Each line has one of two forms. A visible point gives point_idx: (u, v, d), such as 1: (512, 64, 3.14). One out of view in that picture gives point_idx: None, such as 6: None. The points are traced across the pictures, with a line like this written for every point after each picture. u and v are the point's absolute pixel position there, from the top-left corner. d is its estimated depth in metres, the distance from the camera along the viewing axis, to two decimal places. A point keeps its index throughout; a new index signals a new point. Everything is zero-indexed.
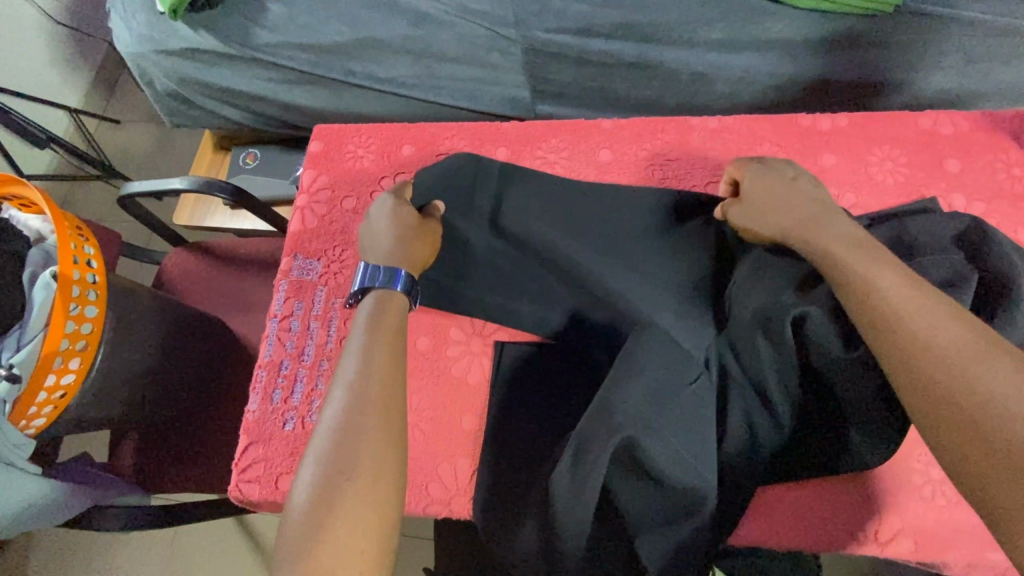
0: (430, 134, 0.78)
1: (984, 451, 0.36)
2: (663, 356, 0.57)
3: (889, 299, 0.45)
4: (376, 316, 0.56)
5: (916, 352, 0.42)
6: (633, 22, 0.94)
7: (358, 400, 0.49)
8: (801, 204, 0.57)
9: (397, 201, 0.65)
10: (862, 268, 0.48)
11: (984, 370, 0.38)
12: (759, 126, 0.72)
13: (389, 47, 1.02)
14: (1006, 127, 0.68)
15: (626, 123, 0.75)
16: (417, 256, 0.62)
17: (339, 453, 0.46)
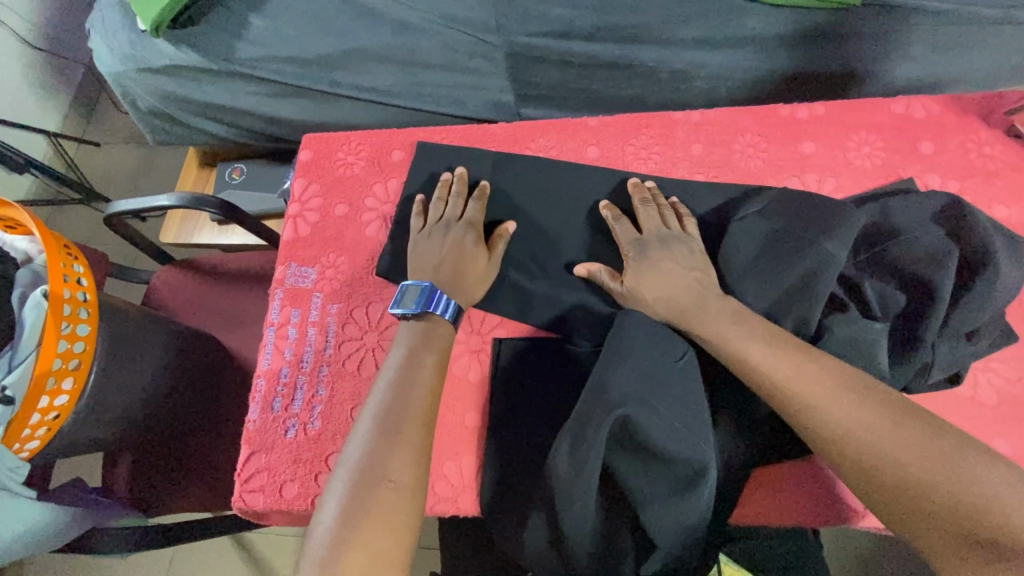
0: (419, 138, 0.79)
1: (877, 503, 0.45)
2: (660, 336, 0.56)
3: (772, 374, 0.52)
4: (422, 353, 0.60)
5: (807, 421, 0.50)
6: (612, 24, 0.97)
7: (391, 425, 0.54)
8: (678, 283, 0.60)
9: (477, 244, 0.67)
10: (743, 348, 0.54)
11: (864, 430, 0.47)
12: (740, 117, 0.74)
13: (373, 57, 1.03)
14: (974, 108, 0.70)
15: (611, 120, 0.76)
16: (474, 297, 0.65)
17: (374, 473, 0.50)
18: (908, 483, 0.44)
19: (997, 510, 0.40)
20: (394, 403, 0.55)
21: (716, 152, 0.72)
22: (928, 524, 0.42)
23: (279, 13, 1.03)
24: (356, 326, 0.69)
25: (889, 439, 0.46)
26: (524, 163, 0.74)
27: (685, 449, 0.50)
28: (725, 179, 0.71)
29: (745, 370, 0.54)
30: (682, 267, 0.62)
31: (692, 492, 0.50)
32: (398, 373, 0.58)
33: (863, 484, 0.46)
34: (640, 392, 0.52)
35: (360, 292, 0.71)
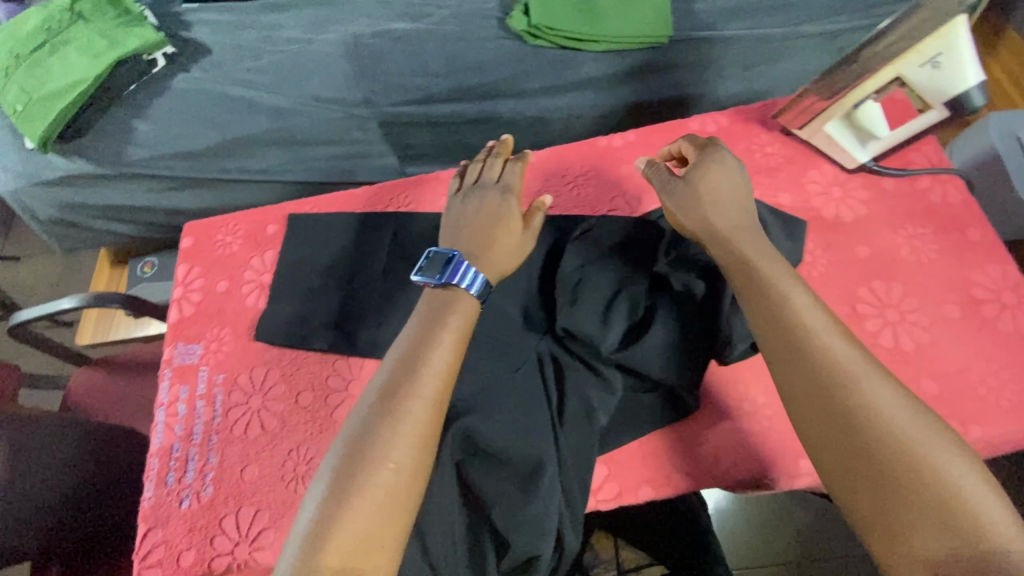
0: (289, 210, 0.85)
1: (864, 476, 0.48)
2: (495, 354, 0.66)
3: (808, 329, 0.55)
4: (448, 328, 0.59)
5: (828, 382, 0.52)
6: (465, 85, 1.08)
7: (402, 404, 0.53)
8: (728, 201, 0.65)
9: (512, 216, 0.69)
10: (781, 298, 0.57)
11: (883, 409, 0.50)
12: (568, 153, 0.84)
13: (256, 142, 1.11)
14: (756, 116, 0.81)
15: (459, 171, 0.85)
16: (502, 267, 0.66)
17: (378, 450, 0.51)
18: (909, 469, 0.47)
19: (979, 511, 0.45)
20: (410, 382, 0.55)
21: (551, 185, 0.82)
22: (914, 510, 0.46)
23: (161, 115, 1.11)
24: (240, 392, 0.73)
25: (908, 426, 0.49)
26: (383, 219, 0.81)
27: (524, 447, 0.58)
28: (560, 206, 0.80)
29: (780, 319, 0.56)
30: (734, 185, 0.66)
31: (535, 481, 0.57)
32: (416, 348, 0.58)
33: (866, 451, 0.49)
34: (477, 400, 0.61)
35: (242, 359, 0.75)
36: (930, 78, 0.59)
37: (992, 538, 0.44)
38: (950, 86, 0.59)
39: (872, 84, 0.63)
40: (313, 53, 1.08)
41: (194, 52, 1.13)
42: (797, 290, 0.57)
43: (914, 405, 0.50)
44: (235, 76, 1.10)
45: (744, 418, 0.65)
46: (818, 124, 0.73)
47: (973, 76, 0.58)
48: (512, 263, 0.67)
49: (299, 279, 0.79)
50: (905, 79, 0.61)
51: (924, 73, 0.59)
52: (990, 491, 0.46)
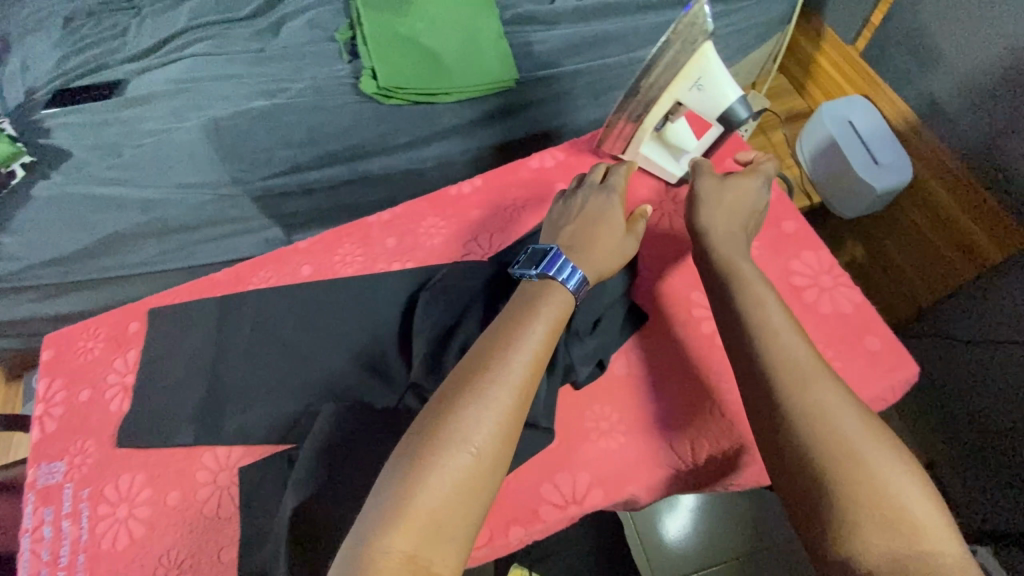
0: (151, 305, 0.85)
1: (816, 473, 0.50)
2: (338, 424, 0.66)
3: (769, 334, 0.58)
4: (547, 316, 0.61)
5: (787, 375, 0.55)
6: (331, 151, 1.11)
7: (490, 391, 0.54)
8: (740, 212, 0.71)
9: (615, 215, 0.72)
10: (746, 305, 0.60)
11: (838, 412, 0.52)
12: (421, 206, 0.87)
13: (132, 237, 1.11)
14: (587, 147, 0.88)
15: (317, 239, 0.86)
16: (606, 266, 0.68)
17: (460, 436, 0.52)
18: (859, 465, 0.49)
19: (916, 515, 0.47)
20: (497, 366, 0.56)
21: (405, 240, 0.84)
22: (859, 509, 0.47)
23: (25, 225, 1.08)
24: (108, 503, 0.71)
25: (861, 429, 0.51)
26: (243, 299, 0.81)
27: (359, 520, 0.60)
28: (416, 258, 0.82)
29: (745, 325, 0.59)
30: (746, 204, 0.72)
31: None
32: (504, 336, 0.59)
33: (832, 440, 0.50)
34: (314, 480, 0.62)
35: (109, 468, 0.73)
36: (700, 98, 0.68)
37: (928, 543, 0.46)
38: (718, 103, 0.68)
39: (661, 109, 0.72)
40: (176, 141, 1.09)
41: (54, 157, 1.12)
42: (770, 297, 0.61)
43: (864, 412, 0.52)
44: (97, 176, 1.09)
45: (600, 437, 0.66)
46: (634, 149, 0.80)
47: (733, 92, 0.67)
48: (611, 263, 0.68)
49: (162, 375, 0.78)
50: (683, 101, 0.70)
51: (695, 95, 0.68)
52: (930, 500, 0.48)
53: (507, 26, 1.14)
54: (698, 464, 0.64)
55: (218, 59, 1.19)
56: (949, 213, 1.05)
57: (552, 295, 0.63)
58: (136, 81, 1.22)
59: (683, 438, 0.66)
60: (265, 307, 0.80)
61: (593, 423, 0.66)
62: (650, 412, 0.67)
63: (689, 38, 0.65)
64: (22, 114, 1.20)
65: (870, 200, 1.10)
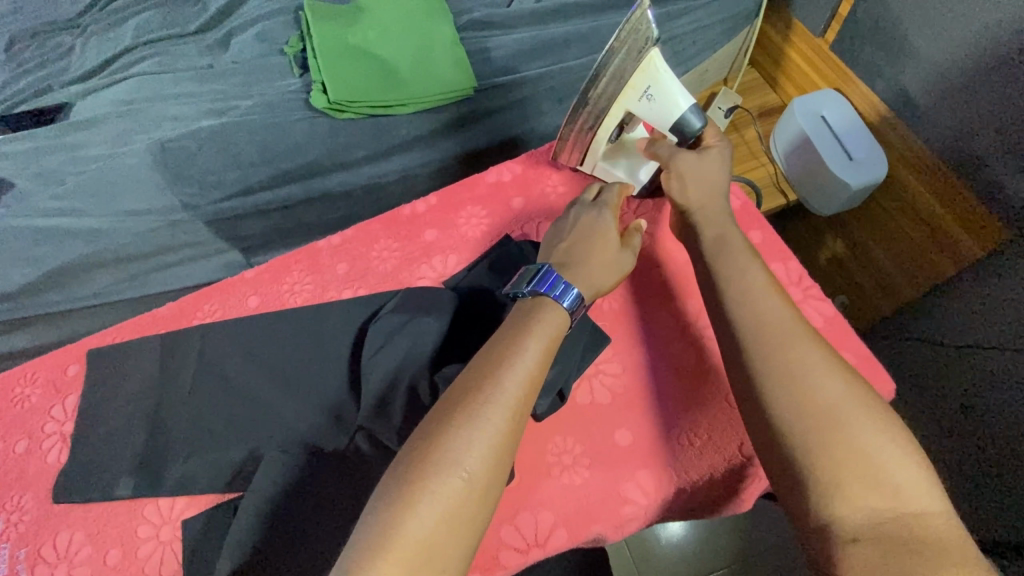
0: (90, 345, 0.80)
1: (806, 448, 0.52)
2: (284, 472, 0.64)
3: (755, 313, 0.60)
4: (547, 326, 0.59)
5: (774, 363, 0.57)
6: (285, 169, 1.06)
7: (481, 412, 0.52)
8: (715, 179, 0.71)
9: (610, 228, 0.70)
10: (733, 289, 0.63)
11: (824, 386, 0.55)
12: (373, 227, 0.83)
13: (81, 269, 1.06)
14: (545, 159, 0.85)
15: (264, 267, 0.82)
16: (603, 282, 0.66)
17: (450, 459, 0.49)
18: (849, 440, 0.52)
19: (902, 477, 0.51)
20: (488, 386, 0.53)
21: (356, 264, 0.80)
22: (846, 478, 0.50)
23: None
24: (45, 564, 0.67)
25: (849, 404, 0.54)
26: (187, 336, 0.77)
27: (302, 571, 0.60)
28: (368, 284, 0.78)
29: (733, 306, 0.62)
30: (718, 172, 0.72)
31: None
32: (498, 353, 0.57)
33: (823, 420, 0.53)
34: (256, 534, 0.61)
35: (46, 525, 0.69)
36: (652, 107, 0.70)
37: (909, 504, 0.50)
38: (670, 112, 0.70)
39: (616, 121, 0.73)
40: (119, 165, 1.04)
41: None
42: (757, 274, 0.63)
43: (850, 384, 0.55)
44: (40, 207, 1.03)
45: (563, 473, 0.61)
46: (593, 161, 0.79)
47: (684, 101, 0.69)
48: (608, 278, 0.66)
49: (102, 421, 0.74)
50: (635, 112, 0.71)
51: (647, 105, 0.70)
52: (913, 465, 0.51)
53: (463, 32, 1.10)
54: (667, 498, 0.60)
55: (164, 77, 1.14)
56: (924, 210, 1.02)
57: (548, 311, 0.60)
58: (80, 104, 1.16)
59: (652, 470, 0.61)
60: (210, 342, 0.76)
61: (555, 456, 0.62)
62: (616, 444, 0.62)
63: (636, 51, 0.66)
64: None
65: (842, 198, 1.07)
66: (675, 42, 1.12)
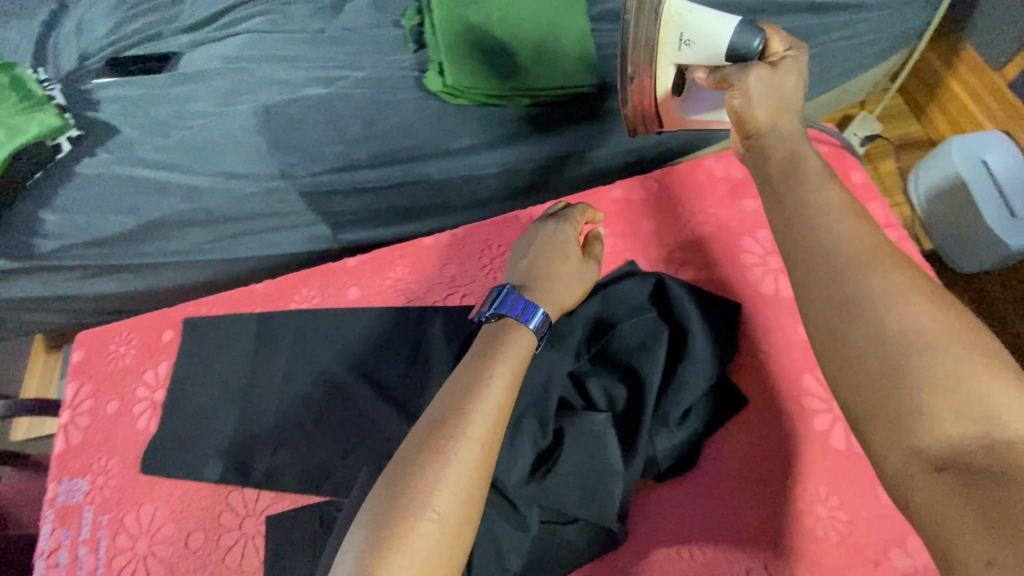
0: (186, 313, 0.79)
1: (879, 378, 0.41)
2: None
3: (821, 221, 0.48)
4: (515, 348, 0.54)
5: (841, 298, 0.44)
6: (388, 149, 1.02)
7: (446, 443, 0.45)
8: (779, 95, 0.57)
9: (568, 243, 0.65)
10: (789, 205, 0.50)
11: (904, 303, 0.42)
12: (485, 230, 0.78)
13: (176, 224, 1.05)
14: (679, 180, 0.78)
15: (367, 258, 0.78)
16: (565, 296, 0.61)
17: (416, 499, 0.43)
18: (926, 369, 0.40)
19: (994, 405, 0.38)
20: (457, 416, 0.47)
21: (465, 269, 0.75)
22: (935, 404, 0.39)
23: (70, 203, 1.04)
24: (126, 536, 0.66)
25: (931, 327, 0.41)
26: (286, 319, 0.75)
27: None
28: (476, 293, 0.73)
29: (799, 219, 0.49)
30: (793, 88, 0.58)
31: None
32: (467, 378, 0.50)
33: (892, 350, 0.41)
34: None
35: (130, 495, 0.68)
36: (696, 50, 0.68)
37: (1009, 429, 0.38)
38: (717, 43, 0.66)
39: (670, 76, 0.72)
40: (226, 125, 1.03)
41: (101, 132, 1.07)
42: (831, 192, 0.49)
43: (936, 297, 0.42)
44: (142, 157, 1.04)
45: (681, 545, 0.56)
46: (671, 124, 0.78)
47: (727, 25, 0.65)
48: (569, 291, 0.62)
49: (200, 394, 0.73)
50: (683, 63, 0.70)
51: (687, 52, 0.68)
52: (1012, 378, 0.39)
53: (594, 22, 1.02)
54: None
55: (273, 37, 1.10)
56: None
57: (504, 326, 0.56)
58: (188, 54, 1.14)
59: (784, 562, 0.55)
60: (308, 329, 0.74)
61: (668, 523, 0.57)
62: (746, 523, 0.57)
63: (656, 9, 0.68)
64: (73, 82, 1.14)
65: (990, 256, 0.95)
66: (827, 56, 0.99)
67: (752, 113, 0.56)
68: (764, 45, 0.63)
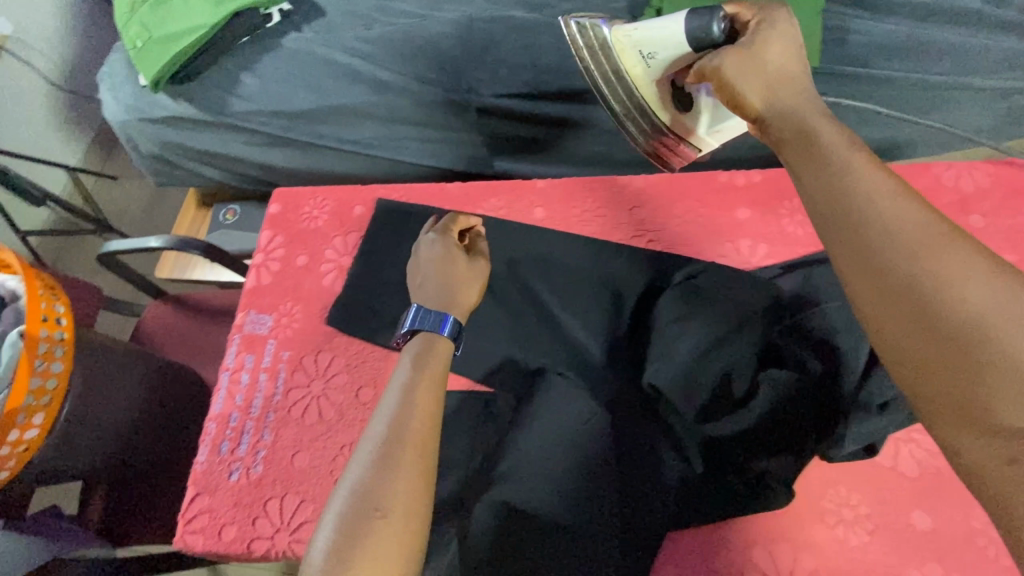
0: (379, 194, 0.84)
1: (947, 365, 0.36)
2: (562, 402, 0.62)
3: (869, 195, 0.40)
4: (421, 355, 0.56)
5: (893, 288, 0.38)
6: (576, 87, 1.03)
7: (386, 448, 0.49)
8: (772, 60, 0.47)
9: (450, 249, 0.67)
10: (823, 185, 0.42)
11: (961, 282, 0.36)
12: (682, 182, 0.78)
13: (355, 113, 1.11)
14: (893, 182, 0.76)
15: (558, 183, 0.80)
16: (467, 297, 0.63)
17: (364, 501, 0.46)
18: (997, 364, 0.34)
19: None
20: (387, 428, 0.50)
21: (655, 216, 0.76)
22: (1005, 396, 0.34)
23: (268, 71, 1.11)
24: (303, 374, 0.72)
25: (994, 312, 0.35)
26: (473, 221, 0.79)
27: (562, 510, 0.57)
28: (662, 241, 0.74)
29: (841, 194, 0.41)
30: (787, 52, 0.47)
31: (582, 560, 0.55)
32: (401, 389, 0.54)
33: (952, 340, 0.36)
34: (529, 455, 0.60)
35: (310, 340, 0.75)
36: (665, 58, 0.57)
37: None
38: (675, 38, 0.55)
39: (660, 94, 0.60)
40: (426, 29, 1.07)
41: (309, 12, 1.14)
42: (862, 165, 0.41)
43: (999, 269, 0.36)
44: (342, 42, 1.10)
45: (837, 525, 0.58)
46: (703, 140, 0.63)
47: (676, 19, 0.54)
48: (470, 290, 0.64)
49: (384, 270, 0.79)
50: (663, 79, 0.59)
51: (657, 64, 0.57)
52: None
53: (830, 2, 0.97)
54: None
55: None
56: None
57: (424, 341, 0.58)
58: None
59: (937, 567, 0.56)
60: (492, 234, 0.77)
61: (827, 499, 0.59)
62: (904, 523, 0.57)
63: (599, 44, 0.61)
64: None
65: None
66: None
67: (745, 96, 0.47)
68: (723, 25, 0.52)
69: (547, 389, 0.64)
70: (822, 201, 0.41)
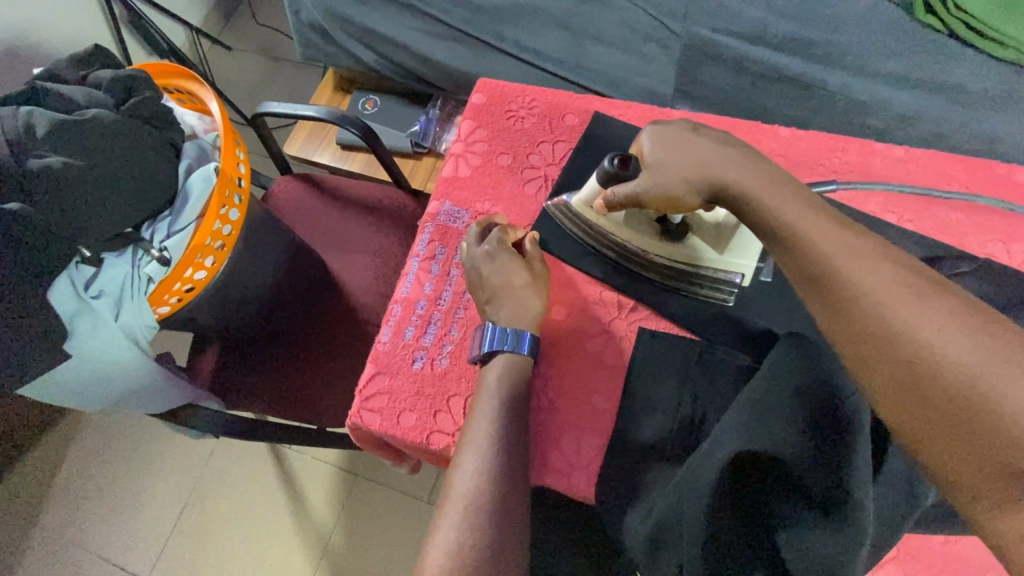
0: (596, 109, 0.78)
1: (935, 412, 0.38)
2: (804, 363, 0.53)
3: (834, 260, 0.46)
4: (506, 379, 0.60)
5: (874, 349, 0.42)
6: (806, 38, 0.94)
7: (500, 468, 0.55)
8: (703, 150, 0.56)
9: (512, 255, 0.66)
10: (805, 264, 0.48)
11: (924, 327, 0.40)
12: (950, 166, 0.71)
13: (551, 21, 1.04)
14: None
15: (806, 136, 0.73)
16: (536, 306, 0.64)
17: (480, 512, 0.53)
18: (977, 410, 0.37)
19: None
20: (494, 449, 0.56)
21: (914, 197, 0.69)
22: (983, 440, 0.36)
23: None
24: None
25: (960, 356, 0.38)
26: None
27: (818, 479, 0.48)
28: (919, 223, 0.67)
29: (821, 271, 0.46)
30: (701, 147, 0.56)
31: (823, 535, 0.47)
32: (495, 411, 0.58)
33: (932, 392, 0.39)
34: (770, 408, 0.52)
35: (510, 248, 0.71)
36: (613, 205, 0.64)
37: None
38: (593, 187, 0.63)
39: (653, 238, 0.64)
40: None
41: None
42: (831, 235, 0.47)
43: (959, 314, 0.40)
44: None
45: None
46: (730, 262, 0.62)
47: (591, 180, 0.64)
48: (534, 300, 0.64)
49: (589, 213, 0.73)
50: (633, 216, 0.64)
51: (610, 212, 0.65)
52: None
53: None
54: None
55: None
56: None
57: (510, 364, 0.60)
58: None
59: None
60: None
61: None
62: None
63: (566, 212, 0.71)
64: None
65: None
66: None
67: (673, 195, 0.57)
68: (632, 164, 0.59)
69: (785, 344, 0.56)
70: (805, 281, 0.48)
